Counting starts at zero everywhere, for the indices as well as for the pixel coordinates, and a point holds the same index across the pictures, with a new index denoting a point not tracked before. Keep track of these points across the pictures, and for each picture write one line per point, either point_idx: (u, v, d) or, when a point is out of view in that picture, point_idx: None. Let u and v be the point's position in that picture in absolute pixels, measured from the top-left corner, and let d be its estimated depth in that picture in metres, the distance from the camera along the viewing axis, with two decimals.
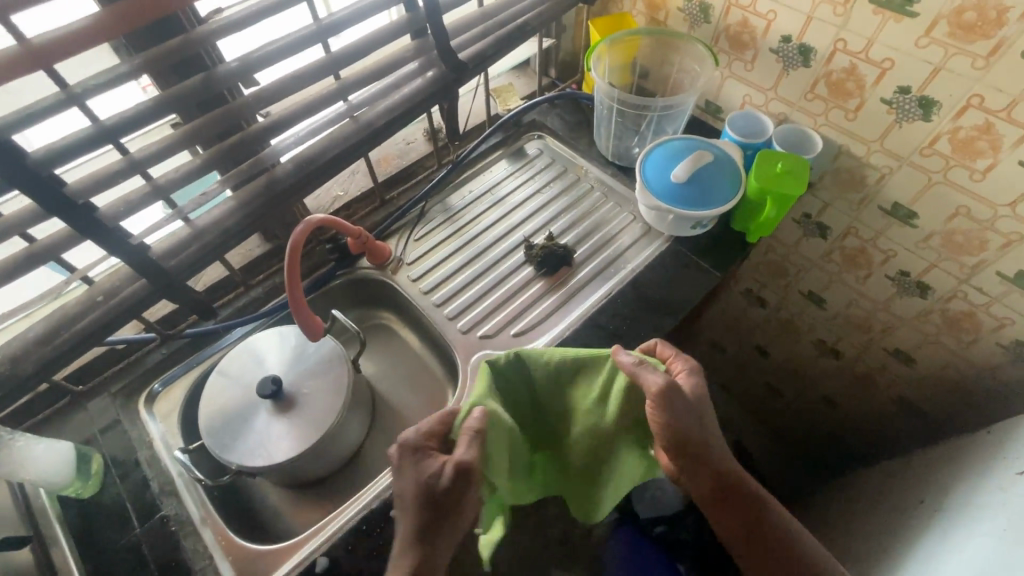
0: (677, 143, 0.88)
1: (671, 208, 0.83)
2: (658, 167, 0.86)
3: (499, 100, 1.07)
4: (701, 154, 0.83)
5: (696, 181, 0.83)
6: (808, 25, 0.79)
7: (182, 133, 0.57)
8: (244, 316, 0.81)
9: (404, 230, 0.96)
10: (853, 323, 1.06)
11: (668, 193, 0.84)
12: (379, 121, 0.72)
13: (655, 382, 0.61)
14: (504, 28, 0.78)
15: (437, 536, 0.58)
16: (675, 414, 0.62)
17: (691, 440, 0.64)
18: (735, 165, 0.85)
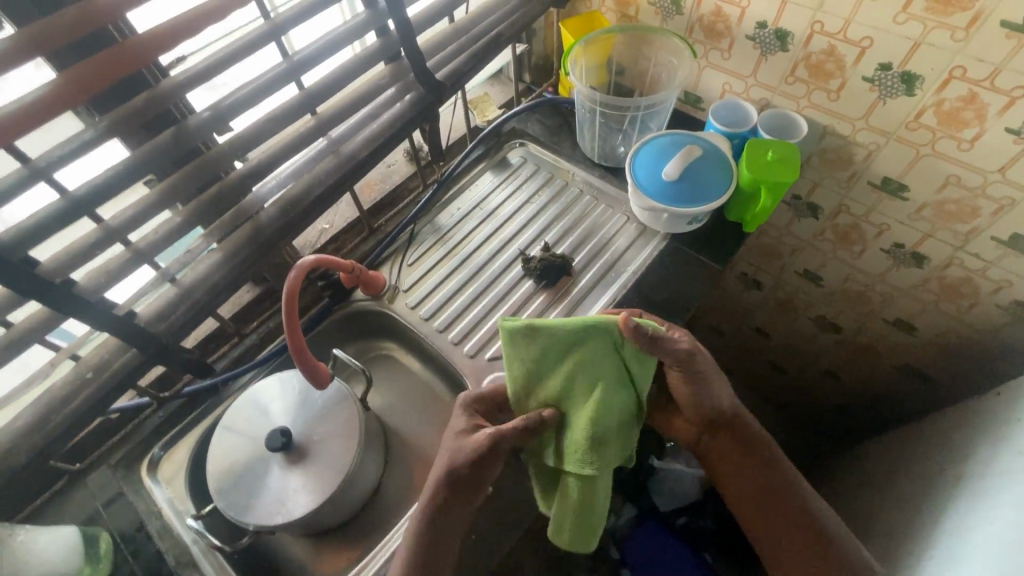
0: (664, 140, 0.87)
1: (667, 206, 0.81)
2: (648, 166, 0.85)
3: (476, 111, 1.05)
4: (690, 149, 0.82)
5: (687, 177, 0.82)
6: (784, 9, 0.78)
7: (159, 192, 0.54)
8: (240, 368, 0.77)
9: (396, 257, 0.93)
10: (852, 297, 1.07)
11: (662, 192, 0.82)
12: (363, 151, 0.69)
13: (683, 345, 0.67)
14: (479, 42, 0.76)
15: (458, 485, 0.65)
16: (697, 373, 0.70)
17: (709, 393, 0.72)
18: (724, 156, 0.84)
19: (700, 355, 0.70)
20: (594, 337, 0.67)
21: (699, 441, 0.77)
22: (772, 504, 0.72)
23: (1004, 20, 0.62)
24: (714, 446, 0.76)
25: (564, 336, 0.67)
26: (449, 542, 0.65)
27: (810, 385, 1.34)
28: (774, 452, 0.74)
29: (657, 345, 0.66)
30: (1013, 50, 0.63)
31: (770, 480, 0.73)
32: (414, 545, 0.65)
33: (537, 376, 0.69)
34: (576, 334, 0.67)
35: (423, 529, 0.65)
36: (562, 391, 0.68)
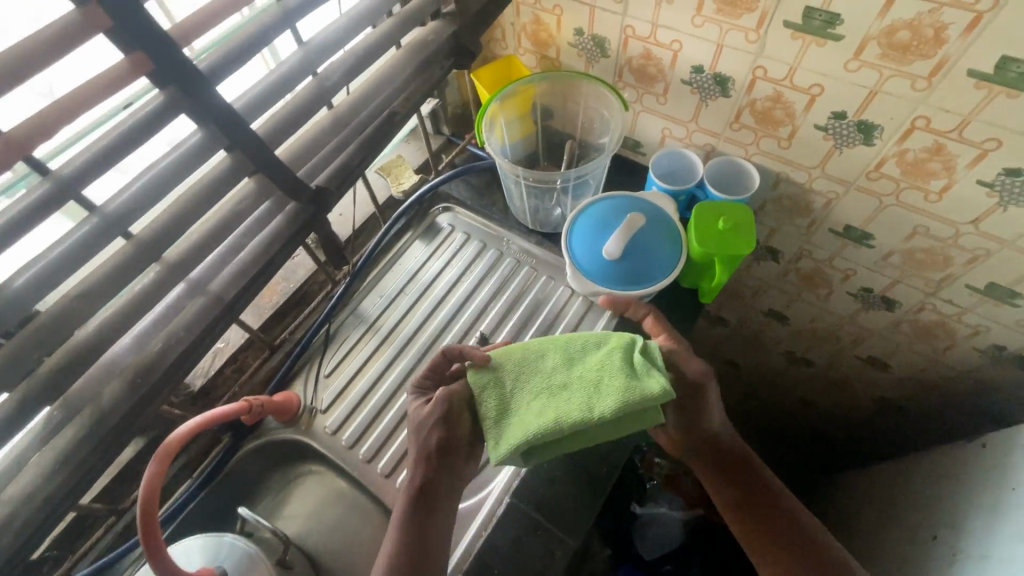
0: (602, 206, 0.76)
1: (611, 290, 0.71)
2: (587, 238, 0.74)
3: (390, 179, 0.90)
4: (634, 218, 0.72)
5: (631, 254, 0.71)
6: (720, 54, 0.67)
7: None
8: (121, 549, 0.63)
9: (311, 367, 0.81)
10: (821, 335, 1.00)
11: (604, 273, 0.71)
12: (232, 289, 0.56)
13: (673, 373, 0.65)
14: (366, 129, 0.63)
15: (439, 452, 0.62)
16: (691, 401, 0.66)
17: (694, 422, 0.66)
18: (671, 223, 0.73)
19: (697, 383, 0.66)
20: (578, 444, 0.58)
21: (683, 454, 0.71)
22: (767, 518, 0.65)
23: (970, 69, 0.53)
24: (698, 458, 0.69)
25: (547, 423, 0.57)
26: (437, 524, 0.60)
27: (785, 412, 1.28)
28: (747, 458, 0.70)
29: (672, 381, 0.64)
30: (983, 100, 0.54)
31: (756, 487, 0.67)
32: (400, 534, 0.60)
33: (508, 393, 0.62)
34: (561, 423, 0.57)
35: (406, 519, 0.60)
36: (519, 377, 0.62)
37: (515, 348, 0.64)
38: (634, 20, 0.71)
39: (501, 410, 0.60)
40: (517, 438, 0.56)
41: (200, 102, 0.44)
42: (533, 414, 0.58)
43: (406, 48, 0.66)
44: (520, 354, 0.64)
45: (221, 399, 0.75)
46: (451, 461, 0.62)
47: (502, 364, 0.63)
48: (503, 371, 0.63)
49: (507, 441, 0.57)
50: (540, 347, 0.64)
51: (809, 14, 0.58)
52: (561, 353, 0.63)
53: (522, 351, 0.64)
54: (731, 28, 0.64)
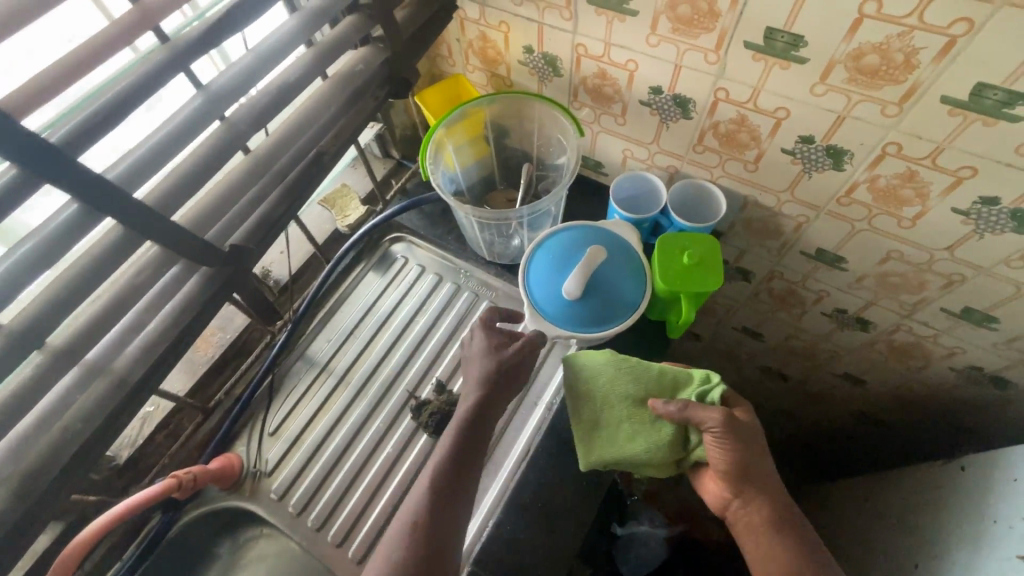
0: (564, 237, 0.70)
1: (572, 333, 0.65)
2: (546, 274, 0.68)
3: (334, 211, 0.84)
4: (596, 251, 0.66)
5: (592, 293, 0.66)
6: (679, 74, 0.62)
7: None
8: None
9: (255, 424, 0.75)
10: (796, 352, 0.97)
11: (565, 314, 0.66)
12: (137, 371, 0.49)
13: (715, 414, 0.59)
14: (289, 175, 0.56)
15: (502, 377, 0.63)
16: (742, 448, 0.59)
17: (747, 457, 0.59)
18: (634, 256, 0.68)
19: (743, 426, 0.60)
20: (662, 471, 0.63)
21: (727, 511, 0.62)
22: None
23: (944, 96, 0.49)
24: (746, 517, 0.60)
25: (636, 450, 0.61)
26: (480, 449, 0.60)
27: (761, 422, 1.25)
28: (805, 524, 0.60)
29: (688, 414, 0.60)
30: (957, 128, 0.50)
31: (805, 556, 0.57)
32: (457, 434, 0.60)
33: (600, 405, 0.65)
34: (649, 453, 0.61)
35: (464, 428, 0.60)
36: (613, 396, 0.65)
37: (603, 363, 0.66)
38: (585, 38, 0.65)
39: (592, 422, 0.64)
40: (605, 458, 0.62)
41: (65, 176, 0.36)
42: (622, 433, 0.63)
43: (333, 78, 0.59)
44: (614, 372, 0.65)
45: (152, 470, 0.69)
46: (508, 386, 0.63)
47: (602, 374, 0.66)
48: (595, 386, 0.66)
49: (596, 458, 0.63)
50: (636, 368, 0.65)
51: (771, 36, 0.53)
52: (654, 379, 0.65)
53: (615, 369, 0.66)
54: (689, 48, 0.59)
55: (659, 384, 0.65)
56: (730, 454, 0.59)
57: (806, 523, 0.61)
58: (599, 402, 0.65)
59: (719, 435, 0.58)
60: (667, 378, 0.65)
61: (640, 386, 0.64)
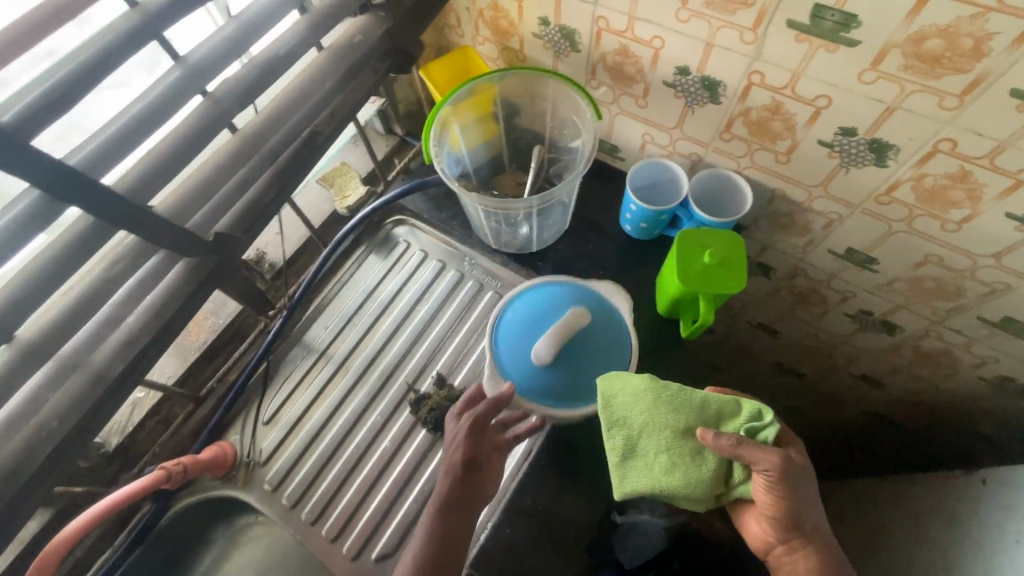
0: (540, 295, 0.67)
1: (535, 404, 0.62)
2: (513, 336, 0.65)
3: (333, 189, 0.79)
4: (571, 318, 0.63)
5: (559, 364, 0.63)
6: (709, 54, 0.56)
7: None
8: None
9: (248, 411, 0.73)
10: (812, 351, 0.92)
11: (529, 381, 0.63)
12: (115, 367, 0.46)
13: (772, 460, 0.52)
14: (278, 158, 0.51)
15: (474, 460, 0.57)
16: (795, 492, 0.54)
17: (800, 505, 0.54)
18: (614, 331, 0.64)
19: (797, 467, 0.54)
20: (703, 507, 0.55)
21: (770, 553, 0.58)
22: None
23: (1013, 89, 0.43)
24: (791, 564, 0.56)
25: (676, 486, 0.53)
26: (464, 541, 0.55)
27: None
28: (850, 567, 0.57)
29: (742, 451, 0.53)
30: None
31: None
32: (430, 531, 0.54)
33: (636, 430, 0.56)
34: (689, 489, 0.54)
35: (436, 526, 0.54)
36: (650, 425, 0.55)
37: (642, 387, 0.56)
38: (607, 10, 0.59)
39: (626, 451, 0.55)
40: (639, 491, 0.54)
41: (17, 163, 0.33)
42: (661, 466, 0.54)
43: (329, 49, 0.54)
44: (652, 398, 0.56)
45: (143, 458, 0.67)
46: (482, 468, 0.57)
47: (641, 396, 0.56)
48: (631, 413, 0.56)
49: (630, 490, 0.54)
50: (677, 395, 0.56)
51: (818, 14, 0.47)
52: (697, 408, 0.55)
53: (656, 395, 0.56)
54: (723, 25, 0.53)
55: (705, 412, 0.55)
56: (782, 498, 0.53)
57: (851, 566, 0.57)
58: (636, 429, 0.56)
59: (774, 480, 0.52)
60: (713, 406, 0.56)
61: (685, 415, 0.55)
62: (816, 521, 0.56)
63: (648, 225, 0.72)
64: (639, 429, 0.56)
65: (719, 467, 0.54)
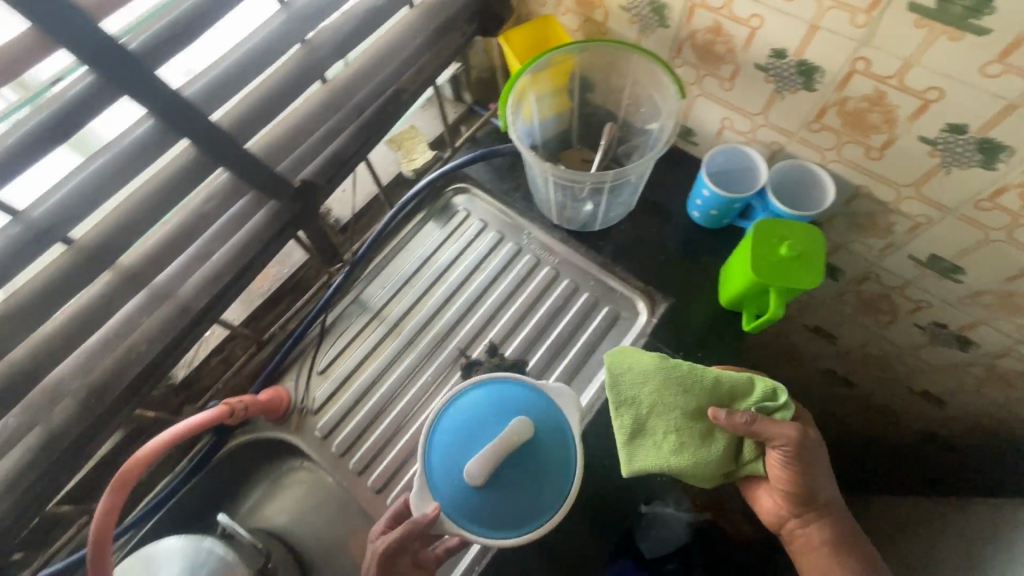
0: (486, 398, 0.61)
1: (462, 529, 0.56)
2: (448, 449, 0.59)
3: (401, 151, 0.79)
4: (507, 436, 0.56)
5: (492, 485, 0.57)
6: (812, 37, 0.53)
7: None
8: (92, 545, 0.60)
9: (304, 360, 0.76)
10: (869, 361, 0.89)
11: (457, 504, 0.57)
12: (200, 299, 0.48)
13: (787, 434, 0.56)
14: (365, 111, 0.52)
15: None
16: (809, 466, 0.58)
17: (815, 480, 0.59)
18: (556, 455, 0.58)
19: (812, 443, 0.58)
20: (710, 483, 0.60)
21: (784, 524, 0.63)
22: None
23: None
24: (803, 533, 0.62)
25: (683, 464, 0.58)
26: None
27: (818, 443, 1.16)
28: (859, 533, 0.62)
29: (755, 428, 0.57)
30: None
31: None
32: None
33: (645, 410, 0.59)
34: (696, 467, 0.58)
35: None
36: (661, 406, 0.59)
37: (652, 372, 0.60)
38: None
39: (636, 431, 0.59)
40: (649, 469, 0.58)
41: (141, 91, 0.36)
42: (669, 447, 0.58)
43: (421, 6, 0.54)
44: (663, 381, 0.60)
45: (206, 393, 0.71)
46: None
47: (651, 380, 0.60)
48: (642, 394, 0.60)
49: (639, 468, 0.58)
50: (686, 378, 0.60)
51: None
52: (707, 389, 0.59)
53: (665, 380, 0.60)
54: (833, 6, 0.50)
55: (714, 393, 0.60)
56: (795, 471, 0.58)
57: (859, 533, 0.63)
58: (646, 409, 0.59)
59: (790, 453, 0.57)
60: (722, 388, 0.60)
61: (692, 398, 0.59)
62: (827, 494, 0.61)
63: (717, 213, 0.70)
64: (648, 410, 0.59)
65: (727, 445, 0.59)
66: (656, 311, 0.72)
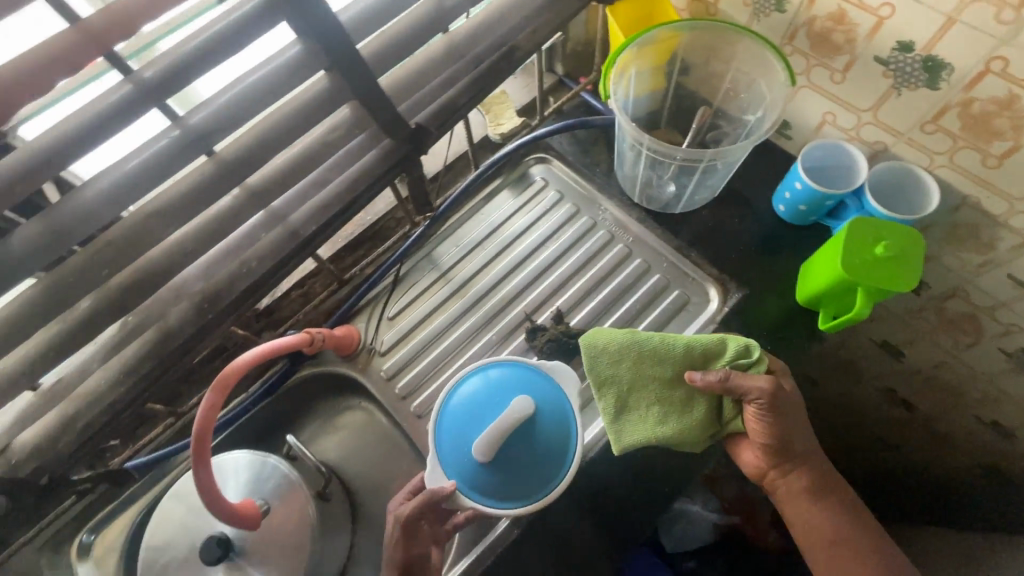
0: (495, 377, 0.63)
1: (478, 505, 0.58)
2: (457, 427, 0.61)
3: (489, 115, 0.83)
4: (512, 416, 0.59)
5: (499, 463, 0.59)
6: (947, 31, 0.51)
7: (17, 323, 0.40)
8: (165, 450, 0.65)
9: (376, 304, 0.79)
10: (937, 384, 0.86)
11: (469, 480, 0.59)
12: (310, 226, 0.51)
13: (758, 386, 0.58)
14: (480, 64, 0.53)
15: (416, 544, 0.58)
16: (781, 416, 0.60)
17: (788, 430, 0.61)
18: (563, 436, 0.61)
19: (784, 394, 0.60)
20: (698, 446, 0.62)
21: (763, 475, 0.65)
22: (860, 547, 0.62)
23: None
24: (784, 482, 0.64)
25: (667, 431, 0.60)
26: None
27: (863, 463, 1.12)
28: (835, 474, 0.65)
29: (730, 385, 0.59)
30: None
31: (846, 521, 0.63)
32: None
33: (625, 382, 0.61)
34: (681, 432, 0.60)
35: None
36: (639, 376, 0.61)
37: (626, 345, 0.61)
38: None
39: (618, 404, 0.61)
40: (638, 441, 0.59)
41: (304, 14, 0.37)
42: (653, 416, 0.60)
43: None
44: (638, 355, 0.61)
45: (285, 322, 0.75)
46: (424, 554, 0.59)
47: (625, 352, 0.61)
48: (620, 368, 0.62)
49: (628, 439, 0.59)
50: (660, 347, 0.61)
51: None
52: (680, 355, 0.61)
53: (637, 351, 0.61)
54: None
55: (690, 361, 0.61)
56: (772, 422, 0.60)
57: (836, 475, 0.66)
58: (625, 381, 0.61)
59: (761, 403, 0.58)
60: (699, 357, 0.61)
61: (666, 367, 0.61)
62: (803, 441, 0.63)
63: (805, 209, 0.69)
64: (628, 382, 0.61)
65: (709, 406, 0.61)
66: (729, 300, 0.71)
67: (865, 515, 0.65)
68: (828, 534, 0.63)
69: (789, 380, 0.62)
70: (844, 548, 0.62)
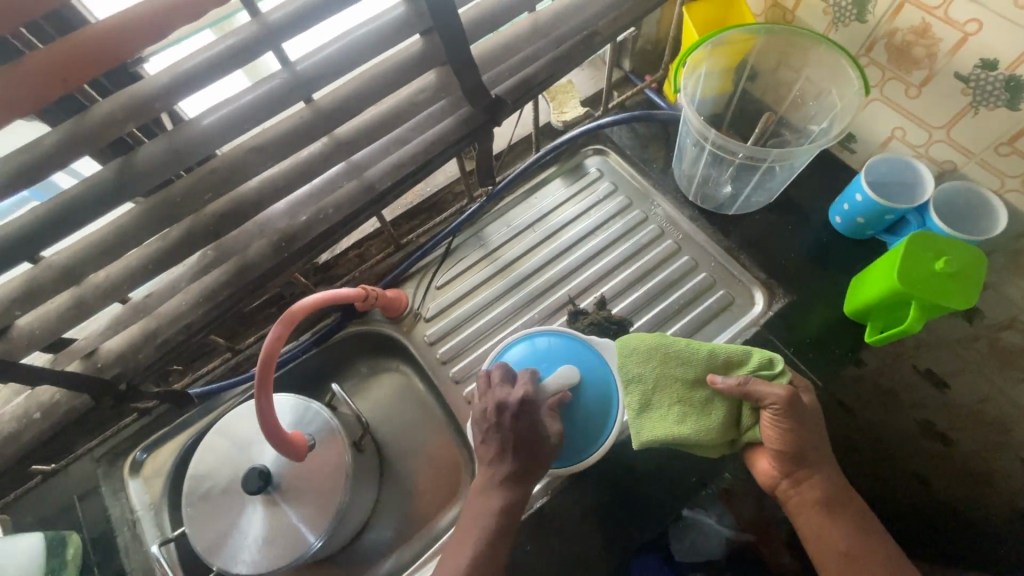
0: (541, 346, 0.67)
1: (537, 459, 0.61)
2: None
3: (553, 103, 0.86)
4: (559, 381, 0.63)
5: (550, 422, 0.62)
6: None
7: (123, 234, 0.44)
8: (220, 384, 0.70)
9: (426, 273, 0.82)
10: (978, 420, 0.84)
11: None
12: (385, 182, 0.54)
13: (777, 393, 0.58)
14: (560, 46, 0.56)
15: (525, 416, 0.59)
16: (798, 424, 0.59)
17: (803, 439, 0.60)
18: (608, 403, 0.64)
19: (802, 403, 0.60)
20: (716, 452, 0.61)
21: (775, 484, 0.64)
22: (873, 561, 0.61)
23: None
24: (797, 493, 0.63)
25: (686, 432, 0.59)
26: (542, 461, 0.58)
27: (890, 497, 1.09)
28: (848, 489, 0.64)
29: (749, 389, 0.59)
30: None
31: (858, 533, 0.62)
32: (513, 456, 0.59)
33: (647, 382, 0.62)
34: (701, 435, 0.59)
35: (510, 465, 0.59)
36: (662, 377, 0.62)
37: (651, 346, 0.63)
38: None
39: (640, 402, 0.61)
40: (657, 438, 0.59)
41: None
42: (675, 417, 0.60)
43: None
44: (664, 356, 0.62)
45: (340, 279, 0.79)
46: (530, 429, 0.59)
47: (651, 352, 0.63)
48: (645, 368, 0.62)
49: (649, 437, 0.59)
50: (685, 351, 0.62)
51: None
52: (704, 359, 0.62)
53: (661, 353, 0.62)
54: None
55: (712, 368, 0.62)
56: (788, 430, 0.59)
57: (850, 489, 0.65)
58: (648, 380, 0.62)
59: (779, 411, 0.58)
60: (722, 365, 0.62)
61: (690, 370, 0.62)
62: (817, 451, 0.62)
63: (863, 221, 0.69)
64: (651, 382, 0.62)
65: (729, 413, 0.61)
66: (774, 304, 0.72)
67: (877, 531, 0.63)
68: (840, 546, 0.62)
69: (809, 394, 0.62)
70: (857, 561, 0.61)
